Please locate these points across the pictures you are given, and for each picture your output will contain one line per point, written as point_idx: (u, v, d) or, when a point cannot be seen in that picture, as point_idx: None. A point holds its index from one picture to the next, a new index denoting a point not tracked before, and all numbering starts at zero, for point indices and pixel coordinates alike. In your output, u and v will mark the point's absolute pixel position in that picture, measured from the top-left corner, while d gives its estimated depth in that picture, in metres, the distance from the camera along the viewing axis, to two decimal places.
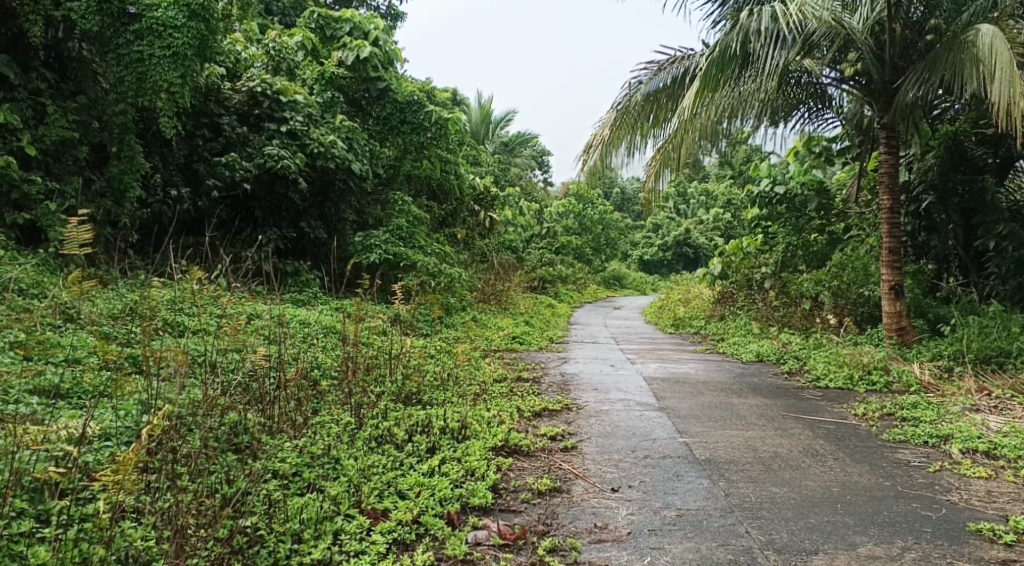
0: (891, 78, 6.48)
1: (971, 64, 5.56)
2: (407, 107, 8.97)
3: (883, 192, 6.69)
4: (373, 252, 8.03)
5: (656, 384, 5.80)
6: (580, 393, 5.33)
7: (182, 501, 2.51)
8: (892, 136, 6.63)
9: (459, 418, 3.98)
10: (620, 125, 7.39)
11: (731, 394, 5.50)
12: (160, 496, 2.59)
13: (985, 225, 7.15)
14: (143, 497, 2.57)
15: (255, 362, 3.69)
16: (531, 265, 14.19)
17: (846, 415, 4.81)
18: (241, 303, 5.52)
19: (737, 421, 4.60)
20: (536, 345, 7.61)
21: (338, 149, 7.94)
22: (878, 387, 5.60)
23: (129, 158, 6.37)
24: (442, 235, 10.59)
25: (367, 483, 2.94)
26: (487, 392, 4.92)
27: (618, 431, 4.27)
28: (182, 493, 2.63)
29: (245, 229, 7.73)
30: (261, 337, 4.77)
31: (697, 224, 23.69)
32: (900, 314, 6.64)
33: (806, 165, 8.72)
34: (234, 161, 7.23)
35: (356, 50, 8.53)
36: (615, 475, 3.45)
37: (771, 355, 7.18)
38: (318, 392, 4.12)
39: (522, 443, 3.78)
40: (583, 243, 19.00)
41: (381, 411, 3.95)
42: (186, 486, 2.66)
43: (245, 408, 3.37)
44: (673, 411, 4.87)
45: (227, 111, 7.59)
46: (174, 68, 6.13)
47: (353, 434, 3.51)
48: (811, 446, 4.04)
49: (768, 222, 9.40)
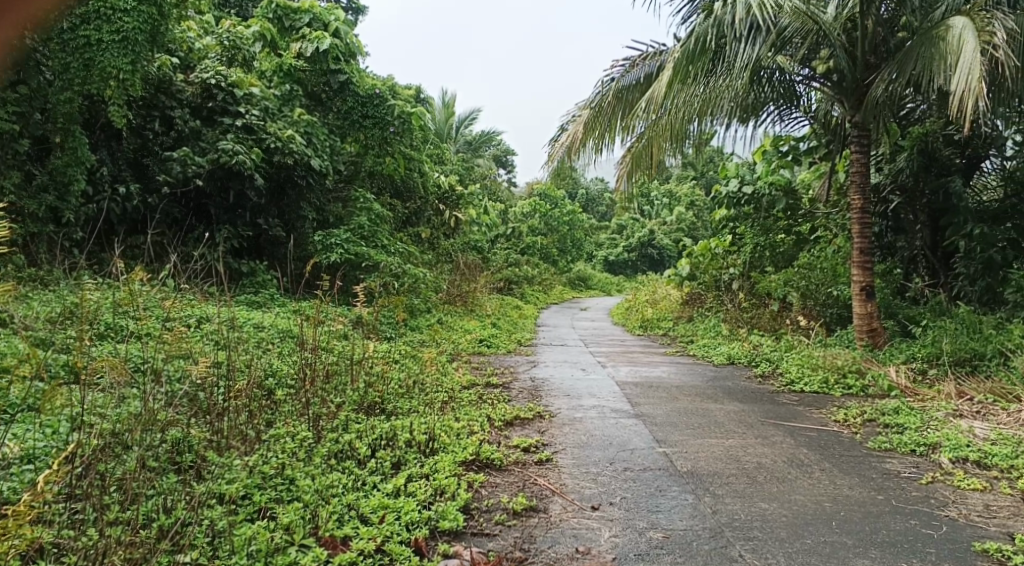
0: (862, 76, 6.40)
1: (940, 59, 5.49)
2: (369, 100, 8.67)
3: (854, 193, 6.60)
4: (333, 251, 7.71)
5: (630, 389, 5.59)
6: (552, 399, 5.10)
7: (111, 536, 2.19)
8: (863, 136, 6.55)
9: (425, 429, 3.71)
10: (591, 124, 7.23)
11: (706, 399, 5.33)
12: (86, 530, 2.26)
13: (953, 225, 7.12)
14: (63, 531, 2.23)
15: (202, 372, 3.37)
16: (496, 266, 13.93)
17: (826, 421, 4.69)
18: (190, 306, 5.16)
19: (716, 429, 4.43)
20: (504, 348, 7.37)
21: (297, 144, 7.59)
22: (855, 390, 5.51)
23: (73, 150, 5.89)
24: (405, 235, 10.27)
25: (326, 506, 2.66)
26: (454, 400, 4.65)
27: (593, 441, 4.04)
28: (112, 526, 2.30)
29: (197, 228, 7.31)
30: (210, 344, 4.42)
31: (661, 226, 23.70)
32: (871, 316, 6.55)
33: (773, 165, 8.75)
34: (186, 156, 6.84)
35: (316, 42, 8.16)
36: (594, 491, 3.22)
37: (743, 357, 7.06)
38: (272, 404, 3.80)
39: (494, 457, 3.53)
40: (548, 243, 18.81)
41: (341, 422, 3.67)
42: (118, 517, 2.34)
43: (191, 423, 3.04)
44: (648, 417, 4.67)
45: (179, 104, 7.17)
46: (124, 54, 5.70)
47: (310, 449, 3.22)
48: (795, 455, 3.90)
49: (736, 223, 9.29)
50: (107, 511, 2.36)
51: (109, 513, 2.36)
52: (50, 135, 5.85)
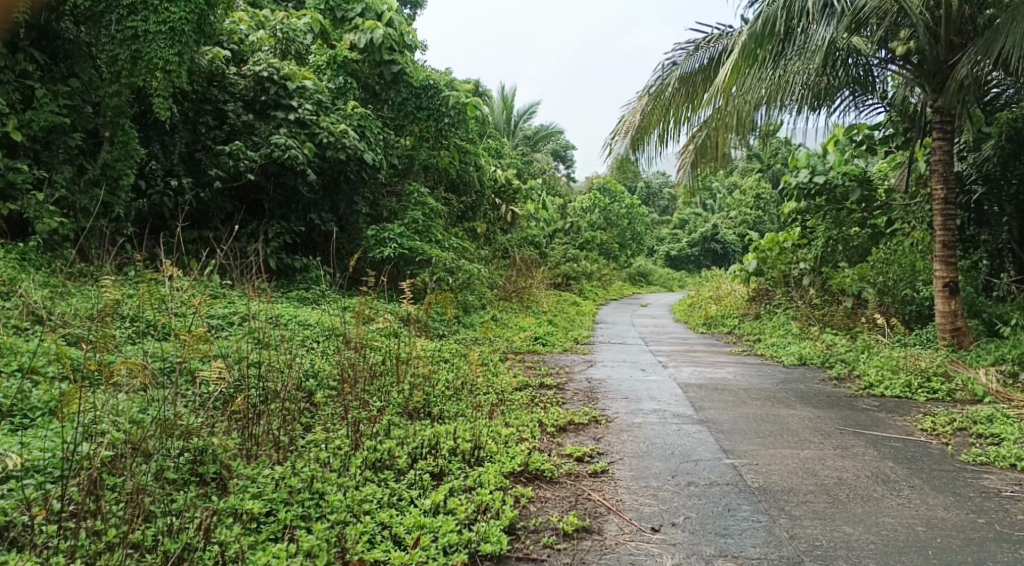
0: (946, 57, 5.83)
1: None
2: (423, 92, 8.45)
3: (936, 182, 6.03)
4: (386, 246, 7.56)
5: (693, 392, 5.24)
6: (609, 402, 4.79)
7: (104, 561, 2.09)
8: (946, 121, 5.98)
9: (470, 435, 3.48)
10: (653, 112, 6.83)
11: (776, 404, 4.91)
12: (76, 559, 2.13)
13: None
14: (52, 557, 2.11)
15: (212, 376, 3.23)
16: (554, 262, 13.66)
17: (912, 429, 4.23)
18: (235, 304, 5.07)
19: (790, 438, 4.04)
20: (560, 346, 7.06)
21: (350, 139, 7.45)
22: (941, 395, 5.01)
23: (123, 144, 5.96)
24: (460, 229, 10.09)
25: (356, 525, 2.45)
26: (503, 403, 4.39)
27: (654, 451, 3.72)
28: (109, 549, 2.19)
29: (251, 223, 7.31)
30: (252, 341, 4.30)
31: (725, 219, 22.96)
32: (955, 314, 5.99)
33: (846, 155, 8.03)
34: (238, 150, 6.80)
35: (369, 32, 7.98)
36: (654, 510, 2.91)
37: (815, 358, 6.56)
38: (303, 408, 3.59)
39: (544, 468, 3.26)
40: (608, 238, 18.39)
41: (382, 428, 3.45)
42: (117, 540, 2.21)
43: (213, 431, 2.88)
44: (714, 424, 4.29)
45: (233, 98, 7.19)
46: (170, 45, 5.66)
47: (350, 456, 3.04)
48: (880, 469, 3.48)
49: (806, 216, 8.63)
50: (104, 535, 2.22)
51: (103, 538, 2.23)
52: (101, 129, 5.90)
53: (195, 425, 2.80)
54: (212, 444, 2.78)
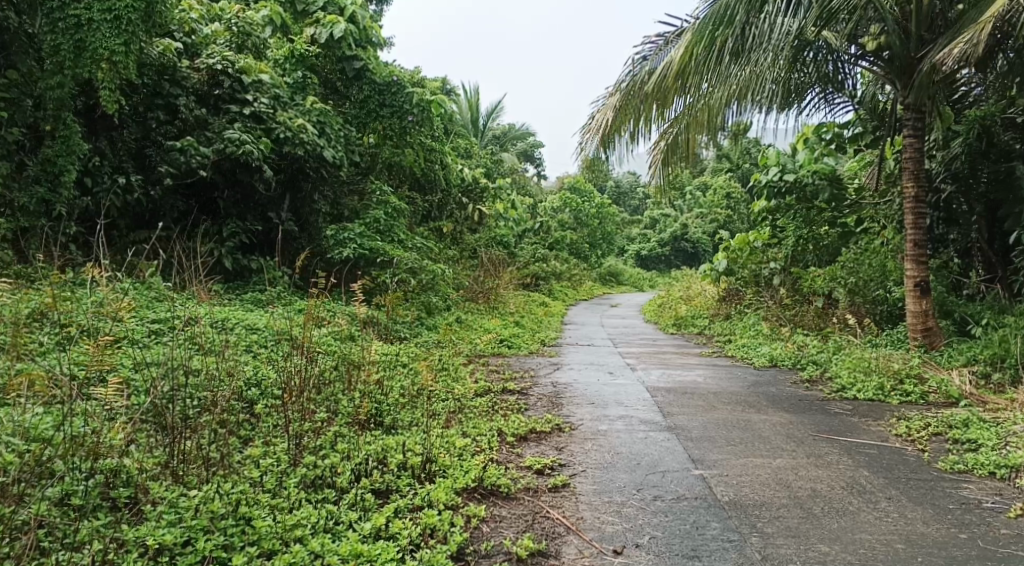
0: (917, 52, 5.73)
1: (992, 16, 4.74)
2: (387, 88, 8.16)
3: (907, 179, 5.93)
4: (347, 246, 7.28)
5: (662, 396, 5.03)
6: (575, 408, 4.57)
7: None
8: (917, 117, 5.89)
9: (423, 447, 3.24)
10: (622, 107, 6.44)
11: (747, 408, 4.75)
12: None
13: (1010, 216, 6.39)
14: None
15: (104, 392, 2.91)
16: (523, 262, 13.48)
17: (887, 436, 4.10)
18: (179, 306, 4.77)
19: (761, 445, 3.87)
20: (527, 349, 6.84)
21: (308, 134, 7.10)
22: (914, 398, 4.91)
23: (65, 139, 5.60)
24: (426, 229, 9.84)
25: (284, 555, 2.21)
26: (462, 411, 4.15)
27: (619, 462, 3.50)
28: None
29: (204, 221, 6.96)
30: (191, 348, 4.00)
31: (694, 219, 23.03)
32: (926, 314, 5.91)
33: (817, 153, 7.86)
34: (190, 145, 6.43)
35: (330, 27, 7.63)
36: (617, 529, 2.72)
37: (786, 359, 6.43)
38: (237, 420, 3.30)
39: (500, 483, 3.03)
40: (579, 238, 18.27)
41: (328, 440, 3.20)
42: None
43: (128, 450, 2.62)
44: (682, 431, 4.11)
45: (185, 92, 6.77)
46: (116, 34, 5.39)
47: (286, 474, 2.79)
48: (855, 479, 3.33)
49: (776, 215, 8.50)
50: None
51: None
52: (41, 122, 5.55)
53: (101, 444, 2.54)
54: (127, 465, 2.51)
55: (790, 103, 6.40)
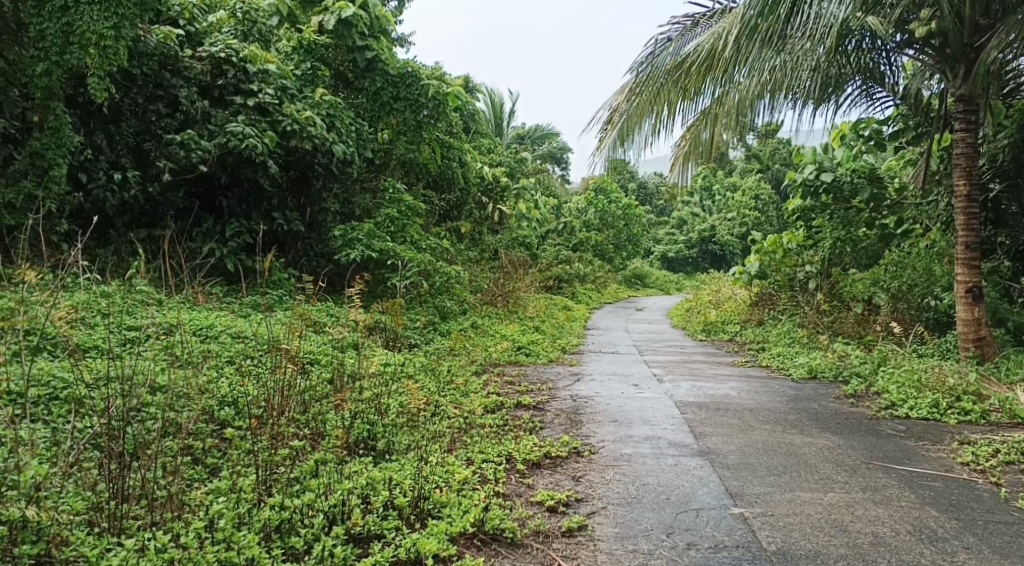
0: (972, 39, 5.13)
1: None
2: (401, 80, 7.75)
3: (958, 176, 5.34)
4: (354, 247, 6.87)
5: (692, 413, 4.53)
6: (596, 428, 4.08)
7: None
8: (971, 111, 5.29)
9: (414, 480, 2.77)
10: (643, 94, 5.87)
11: (787, 429, 4.23)
12: None
13: None
14: None
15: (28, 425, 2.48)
16: (545, 264, 13.01)
17: (950, 463, 3.57)
18: (162, 312, 4.39)
19: (808, 475, 3.37)
20: (545, 357, 6.37)
21: (316, 127, 6.69)
22: (975, 417, 4.36)
23: (54, 130, 5.24)
24: (441, 229, 9.41)
25: None
26: (468, 431, 3.69)
27: (646, 496, 3.02)
28: None
29: (206, 220, 6.59)
30: (164, 359, 3.60)
31: (724, 220, 22.35)
32: (978, 322, 5.32)
33: (855, 150, 7.31)
34: (190, 139, 6.04)
35: (338, 11, 7.18)
36: None
37: (827, 371, 5.87)
38: (202, 445, 2.89)
39: (504, 526, 2.57)
40: (604, 239, 17.75)
41: (309, 469, 2.78)
42: None
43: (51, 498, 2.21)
44: (716, 457, 3.61)
45: (187, 83, 6.40)
46: (105, 17, 5.02)
47: (247, 515, 2.39)
48: (922, 521, 2.82)
49: (812, 215, 7.94)
50: None
51: None
52: (31, 112, 5.18)
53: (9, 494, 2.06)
54: (33, 518, 2.10)
55: (827, 97, 5.81)
